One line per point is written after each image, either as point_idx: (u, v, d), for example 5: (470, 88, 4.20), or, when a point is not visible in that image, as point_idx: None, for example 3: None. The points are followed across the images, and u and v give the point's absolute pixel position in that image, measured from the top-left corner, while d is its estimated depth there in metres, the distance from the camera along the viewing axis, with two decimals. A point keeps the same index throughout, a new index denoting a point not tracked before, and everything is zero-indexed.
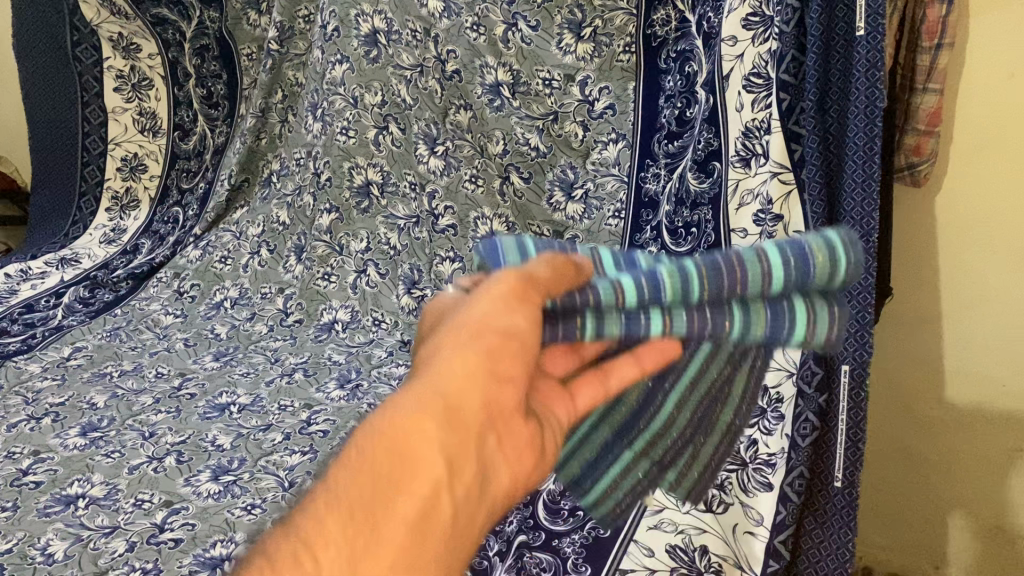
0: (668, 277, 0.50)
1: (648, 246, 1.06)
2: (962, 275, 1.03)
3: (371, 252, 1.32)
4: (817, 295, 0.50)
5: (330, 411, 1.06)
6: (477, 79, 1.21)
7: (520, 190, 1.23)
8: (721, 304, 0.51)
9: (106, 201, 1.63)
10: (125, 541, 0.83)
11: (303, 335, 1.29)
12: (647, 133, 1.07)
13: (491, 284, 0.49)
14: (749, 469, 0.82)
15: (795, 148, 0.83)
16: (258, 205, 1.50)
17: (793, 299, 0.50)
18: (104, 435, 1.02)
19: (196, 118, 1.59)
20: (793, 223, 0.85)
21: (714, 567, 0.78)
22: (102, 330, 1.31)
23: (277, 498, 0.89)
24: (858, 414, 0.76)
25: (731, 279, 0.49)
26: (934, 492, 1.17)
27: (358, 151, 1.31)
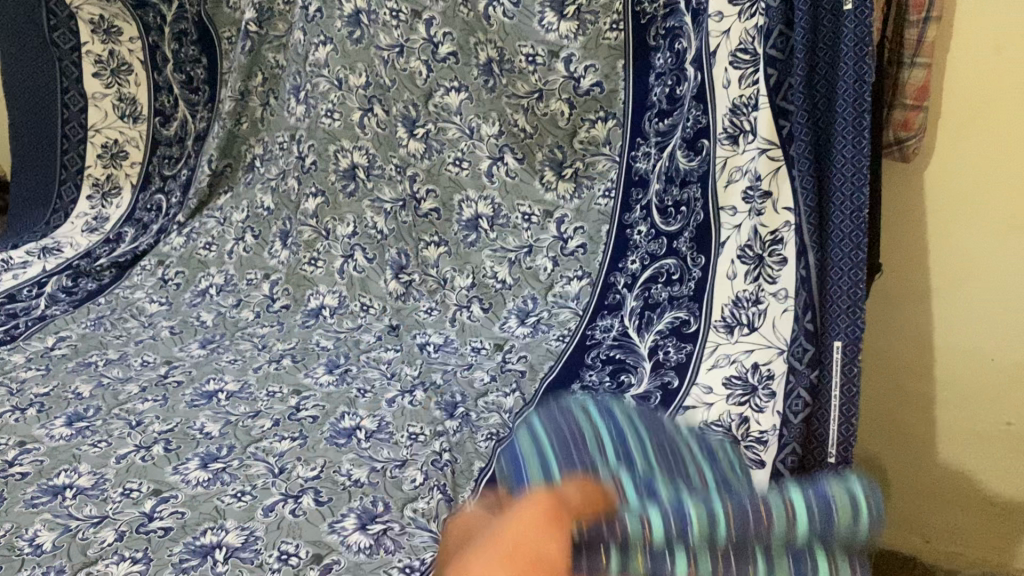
0: (695, 515, 0.52)
1: (637, 226, 1.06)
2: (950, 250, 1.03)
3: (358, 237, 1.31)
4: (840, 552, 0.53)
5: (319, 397, 1.05)
6: (473, 60, 1.17)
7: (513, 170, 1.19)
8: (748, 551, 0.52)
9: (88, 188, 1.59)
10: (113, 531, 0.82)
11: (290, 321, 1.28)
12: (639, 111, 1.05)
13: (526, 509, 0.54)
14: (742, 446, 0.82)
15: (783, 124, 0.82)
16: (241, 190, 1.49)
17: (817, 556, 0.52)
18: (90, 425, 1.00)
19: (177, 103, 1.56)
20: (781, 201, 0.83)
21: None
22: (86, 319, 1.30)
23: (267, 484, 0.88)
24: (851, 388, 0.81)
25: (760, 520, 0.52)
26: (923, 467, 1.18)
27: (344, 134, 1.31)
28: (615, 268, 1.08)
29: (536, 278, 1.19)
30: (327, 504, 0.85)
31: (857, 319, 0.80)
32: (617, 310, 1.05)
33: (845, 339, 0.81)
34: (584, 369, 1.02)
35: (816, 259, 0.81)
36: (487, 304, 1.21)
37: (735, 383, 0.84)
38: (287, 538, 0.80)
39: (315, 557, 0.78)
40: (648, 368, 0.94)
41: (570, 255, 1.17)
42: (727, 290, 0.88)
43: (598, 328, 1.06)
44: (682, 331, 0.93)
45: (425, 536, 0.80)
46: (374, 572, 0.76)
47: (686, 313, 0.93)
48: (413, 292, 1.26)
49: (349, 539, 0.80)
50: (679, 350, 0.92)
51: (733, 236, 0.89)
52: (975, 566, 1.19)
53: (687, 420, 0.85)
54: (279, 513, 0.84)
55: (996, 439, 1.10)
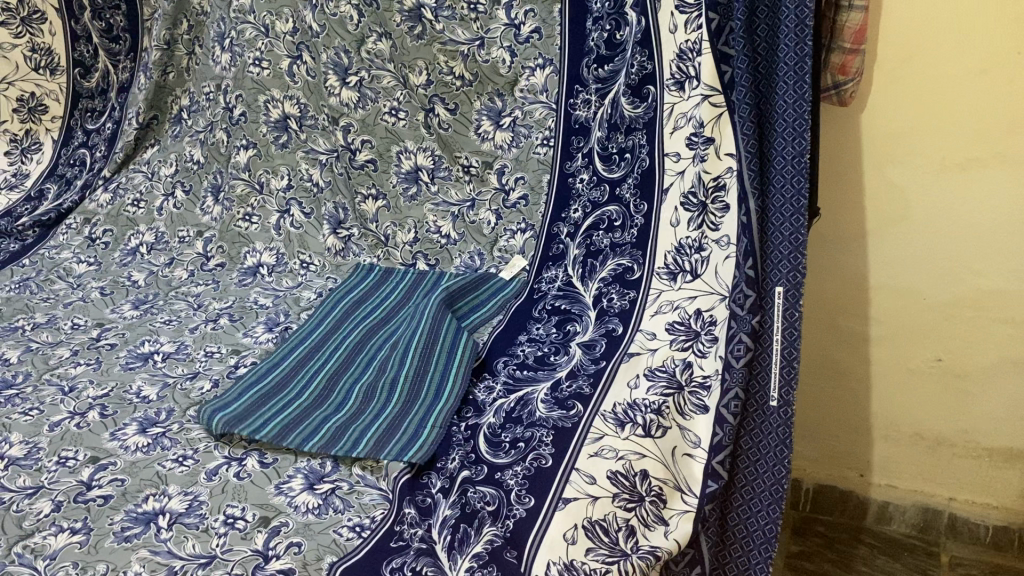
0: (407, 278, 1.18)
1: (579, 174, 1.08)
2: (886, 191, 1.04)
3: (294, 190, 1.28)
4: (397, 273, 1.20)
5: (259, 355, 1.03)
6: (395, 5, 1.15)
7: (445, 122, 1.20)
8: (423, 276, 1.18)
9: (4, 145, 1.50)
10: (50, 502, 0.79)
11: (226, 279, 1.25)
12: (576, 57, 1.06)
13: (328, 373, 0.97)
14: (685, 392, 0.82)
15: (724, 69, 0.84)
16: (169, 144, 1.43)
17: (395, 275, 1.19)
18: (19, 392, 0.97)
19: (96, 53, 1.48)
20: (724, 145, 0.85)
21: (655, 490, 0.77)
22: (10, 282, 1.24)
23: (210, 448, 0.87)
24: (792, 331, 0.79)
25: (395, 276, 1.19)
26: (858, 403, 1.21)
27: (274, 83, 1.25)
28: (557, 219, 1.10)
29: (481, 233, 1.20)
30: (272, 466, 0.84)
31: (797, 265, 0.79)
32: (560, 260, 1.07)
33: (787, 285, 0.79)
34: (530, 323, 1.02)
35: (756, 205, 0.82)
36: (433, 260, 1.22)
37: (679, 329, 0.86)
38: (233, 501, 0.79)
39: (262, 520, 0.76)
40: (594, 316, 0.97)
41: (512, 208, 1.18)
42: (670, 237, 0.91)
43: (544, 280, 1.07)
44: (626, 278, 0.96)
45: (375, 495, 0.79)
46: (323, 534, 0.74)
47: (630, 260, 0.96)
48: (352, 246, 1.25)
49: (297, 500, 0.78)
50: (623, 297, 0.95)
51: (676, 182, 0.91)
52: (907, 497, 1.24)
53: (632, 367, 0.86)
54: (223, 476, 0.82)
55: (927, 374, 1.14)
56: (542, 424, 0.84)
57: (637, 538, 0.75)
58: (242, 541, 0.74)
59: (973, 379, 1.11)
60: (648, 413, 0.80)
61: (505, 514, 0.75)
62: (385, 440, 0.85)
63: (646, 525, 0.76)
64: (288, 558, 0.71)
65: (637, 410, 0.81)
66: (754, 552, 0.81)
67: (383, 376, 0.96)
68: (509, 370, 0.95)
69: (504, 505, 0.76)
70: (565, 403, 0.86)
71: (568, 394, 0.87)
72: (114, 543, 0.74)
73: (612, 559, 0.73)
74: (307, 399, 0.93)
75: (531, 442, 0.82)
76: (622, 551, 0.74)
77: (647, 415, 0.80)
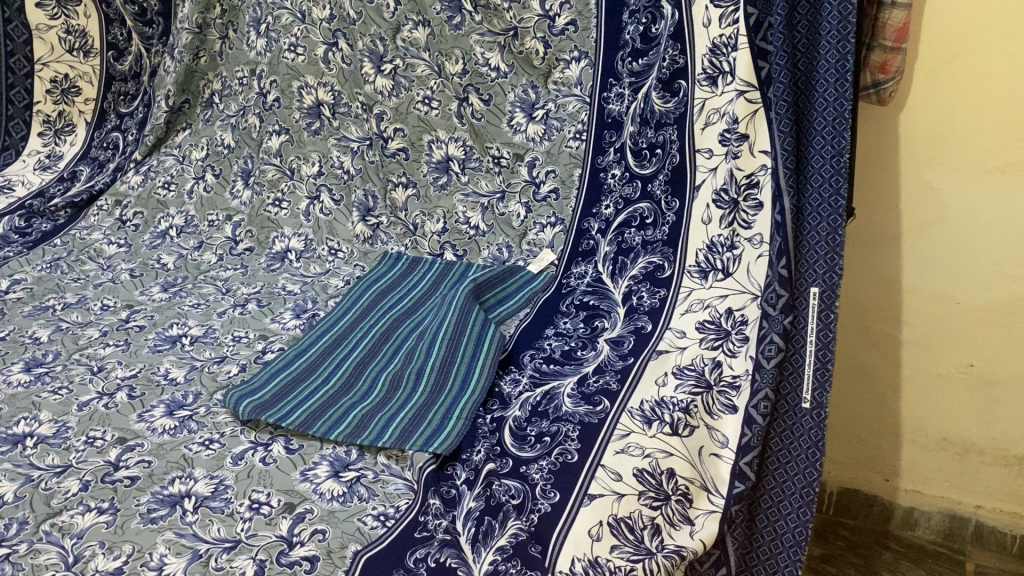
0: (436, 267, 1.18)
1: (610, 169, 1.07)
2: (922, 193, 1.03)
3: (325, 177, 1.28)
4: (423, 262, 1.20)
5: (286, 340, 1.04)
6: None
7: (478, 112, 1.19)
8: (450, 266, 1.17)
9: (38, 125, 1.54)
10: (78, 481, 0.80)
11: (254, 264, 1.25)
12: (611, 52, 1.06)
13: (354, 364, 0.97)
14: (714, 391, 0.82)
15: (761, 65, 0.83)
16: (201, 128, 1.44)
17: (422, 264, 1.19)
18: (50, 370, 0.98)
19: (130, 37, 1.50)
20: (758, 143, 0.84)
21: (681, 490, 0.77)
22: (41, 261, 1.25)
23: (235, 432, 0.87)
24: (827, 335, 0.78)
25: (421, 265, 1.19)
26: (885, 407, 1.20)
27: (308, 69, 1.25)
28: (588, 214, 1.09)
29: (510, 225, 1.19)
30: (297, 452, 0.84)
31: (833, 266, 0.78)
32: (591, 256, 1.06)
33: (822, 286, 0.78)
34: (558, 317, 1.02)
35: (791, 204, 0.80)
36: (461, 250, 1.21)
37: (709, 328, 0.85)
38: (257, 487, 0.79)
39: (286, 506, 0.76)
40: (623, 313, 0.96)
41: (542, 201, 1.17)
42: (702, 235, 0.91)
43: (573, 276, 1.07)
44: (657, 276, 0.95)
45: (399, 484, 0.79)
46: (347, 522, 0.74)
47: (661, 258, 0.95)
48: (381, 234, 1.25)
49: (322, 487, 0.78)
50: (653, 296, 0.94)
51: (709, 179, 0.90)
52: (933, 504, 1.22)
53: (659, 365, 0.85)
54: (248, 461, 0.82)
55: (958, 379, 1.12)
56: (567, 420, 0.83)
57: (662, 537, 0.74)
58: (266, 526, 0.74)
59: (1005, 386, 1.09)
60: (676, 412, 0.80)
61: (530, 508, 0.75)
62: (410, 430, 0.85)
63: (671, 524, 0.75)
64: (312, 545, 0.71)
65: (664, 408, 0.81)
66: (781, 555, 0.80)
67: (409, 366, 0.95)
68: (536, 364, 0.94)
69: (529, 498, 0.76)
70: (591, 399, 0.85)
71: (594, 390, 0.86)
72: (140, 524, 0.74)
73: (637, 557, 0.72)
74: (332, 387, 0.93)
75: (557, 437, 0.81)
76: (647, 550, 0.73)
77: (675, 414, 0.80)
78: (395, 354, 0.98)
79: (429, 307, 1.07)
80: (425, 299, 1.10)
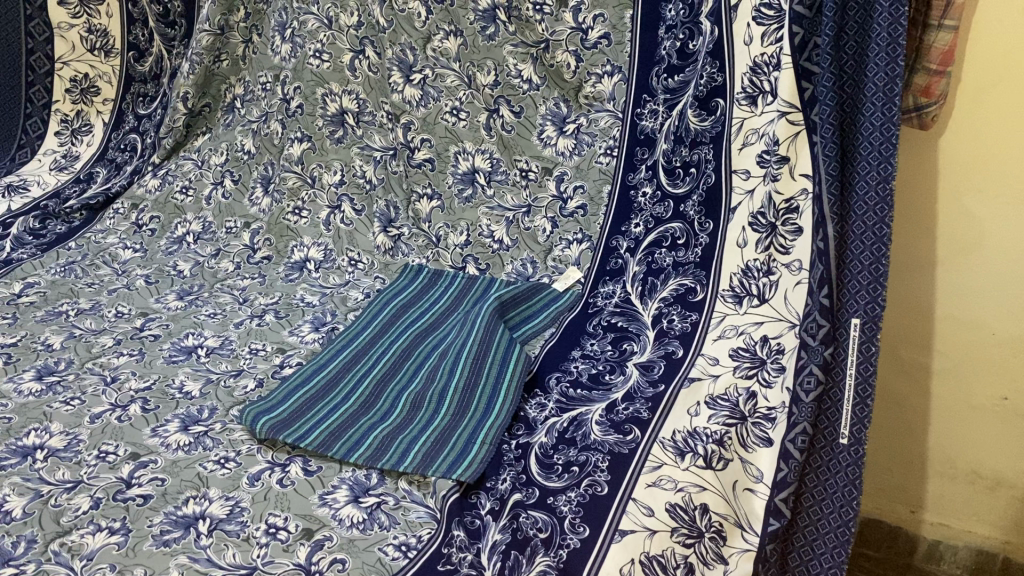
0: (460, 278, 1.16)
1: (641, 187, 1.05)
2: (959, 220, 0.99)
3: (345, 186, 1.25)
4: (447, 272, 1.18)
5: (305, 354, 1.01)
6: (469, 4, 1.14)
7: (509, 124, 1.18)
8: (475, 278, 1.15)
9: (55, 124, 1.52)
10: (89, 498, 0.77)
11: (272, 274, 1.22)
12: (646, 66, 1.04)
13: (374, 383, 0.94)
14: (748, 423, 0.79)
15: (805, 86, 0.80)
16: (221, 132, 1.41)
17: (445, 274, 1.17)
18: (61, 379, 0.95)
19: (151, 38, 1.50)
20: (799, 166, 0.81)
21: (715, 526, 0.75)
22: (55, 265, 1.22)
23: (252, 451, 0.84)
24: (867, 367, 0.74)
25: (444, 276, 1.17)
26: (914, 437, 1.16)
27: (333, 76, 1.23)
28: (617, 231, 1.06)
29: (535, 240, 1.16)
30: (316, 474, 0.81)
31: (876, 297, 0.74)
32: (619, 275, 1.03)
33: (863, 317, 0.74)
34: (584, 338, 0.99)
35: (834, 231, 0.77)
36: (483, 265, 1.18)
37: (743, 356, 0.82)
38: (275, 510, 0.76)
39: (304, 532, 0.73)
40: (652, 337, 0.93)
41: (569, 217, 1.15)
42: (737, 259, 0.88)
43: (600, 295, 1.04)
44: (688, 299, 0.92)
45: (421, 512, 0.76)
46: (367, 552, 0.71)
47: (693, 281, 0.92)
48: (401, 246, 1.23)
49: (341, 512, 0.75)
50: (684, 319, 0.91)
51: (745, 202, 0.88)
52: (959, 536, 1.18)
53: (692, 393, 0.83)
54: (265, 482, 0.79)
55: (989, 413, 1.08)
56: (597, 449, 0.80)
57: None
58: (283, 553, 0.71)
59: None
60: (709, 443, 0.78)
61: (558, 543, 0.71)
62: (433, 454, 0.82)
63: (705, 564, 0.74)
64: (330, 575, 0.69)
65: (697, 439, 0.78)
66: None
67: (432, 386, 0.92)
68: (562, 388, 0.91)
69: (557, 532, 0.72)
70: (621, 427, 0.82)
71: (624, 418, 0.83)
72: (153, 546, 0.71)
73: None
74: (352, 405, 0.90)
75: (586, 467, 0.78)
76: None
77: (709, 445, 0.78)
78: (417, 373, 0.95)
79: (453, 323, 1.04)
80: (447, 315, 1.07)
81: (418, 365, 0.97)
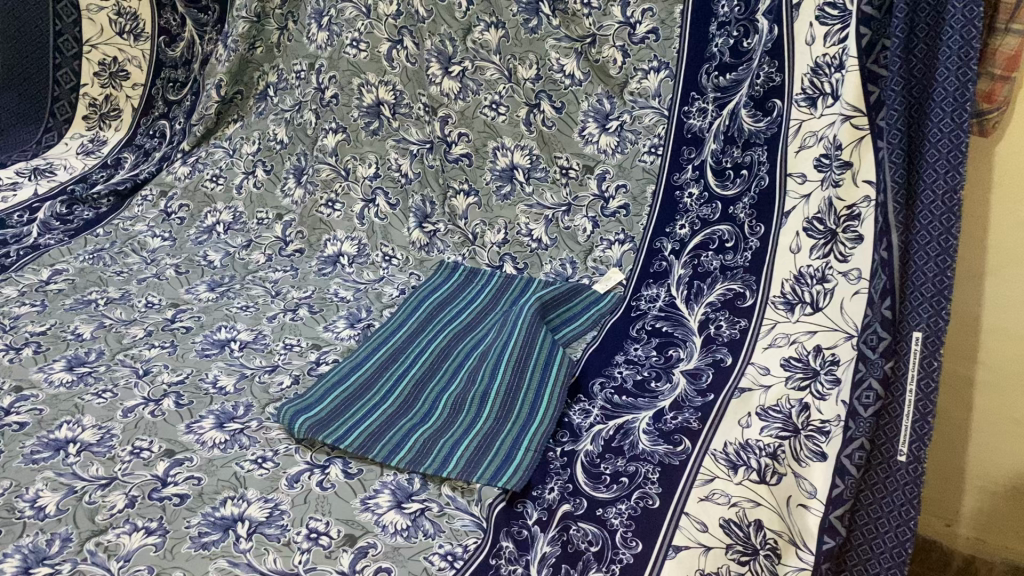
0: (497, 277, 1.13)
1: (687, 187, 1.03)
2: (1015, 229, 0.88)
3: (381, 180, 1.23)
4: (483, 270, 1.15)
5: (340, 351, 0.99)
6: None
7: (550, 120, 1.15)
8: (512, 277, 1.13)
9: (83, 108, 1.52)
10: (123, 495, 0.75)
11: (305, 267, 1.20)
12: (694, 63, 1.02)
13: (413, 383, 0.92)
14: (802, 437, 0.75)
15: (871, 89, 0.77)
16: (254, 121, 1.39)
17: (482, 271, 1.15)
18: (93, 370, 0.93)
19: (183, 22, 1.46)
20: (862, 172, 0.77)
21: (769, 544, 0.72)
22: (83, 252, 1.20)
23: (290, 451, 0.82)
24: (929, 383, 0.67)
25: (478, 274, 1.14)
26: (951, 453, 1.05)
27: (370, 67, 1.19)
28: (661, 233, 1.04)
29: (575, 240, 1.14)
30: (357, 477, 0.79)
31: (940, 309, 0.68)
32: (663, 278, 1.00)
33: (926, 329, 0.68)
34: (628, 343, 0.96)
35: (899, 240, 0.72)
36: (521, 263, 1.15)
37: (795, 365, 0.79)
38: (316, 514, 0.74)
39: (347, 538, 0.71)
40: (699, 343, 0.90)
41: (610, 216, 1.13)
42: (790, 265, 0.85)
43: (643, 298, 1.01)
44: (737, 304, 0.89)
45: (467, 520, 0.74)
46: (413, 561, 0.69)
47: (742, 286, 0.90)
48: (437, 242, 1.20)
49: (385, 518, 0.73)
50: (732, 326, 0.88)
51: (800, 206, 0.85)
52: (999, 554, 1.08)
53: (742, 405, 0.80)
54: (305, 484, 0.77)
55: None
56: (646, 459, 0.78)
57: None
58: (326, 560, 0.69)
59: None
60: (762, 457, 0.76)
61: (610, 558, 0.69)
62: (477, 459, 0.80)
63: None
64: None
65: (750, 452, 0.76)
66: None
67: (472, 388, 0.90)
68: (606, 395, 0.89)
69: (609, 547, 0.70)
70: (671, 437, 0.80)
71: (673, 427, 0.81)
72: (191, 549, 0.69)
73: None
74: (391, 406, 0.88)
75: (635, 479, 0.76)
76: None
77: (762, 459, 0.75)
78: (457, 373, 0.93)
79: (492, 321, 1.02)
80: (487, 312, 1.05)
81: (457, 364, 0.95)
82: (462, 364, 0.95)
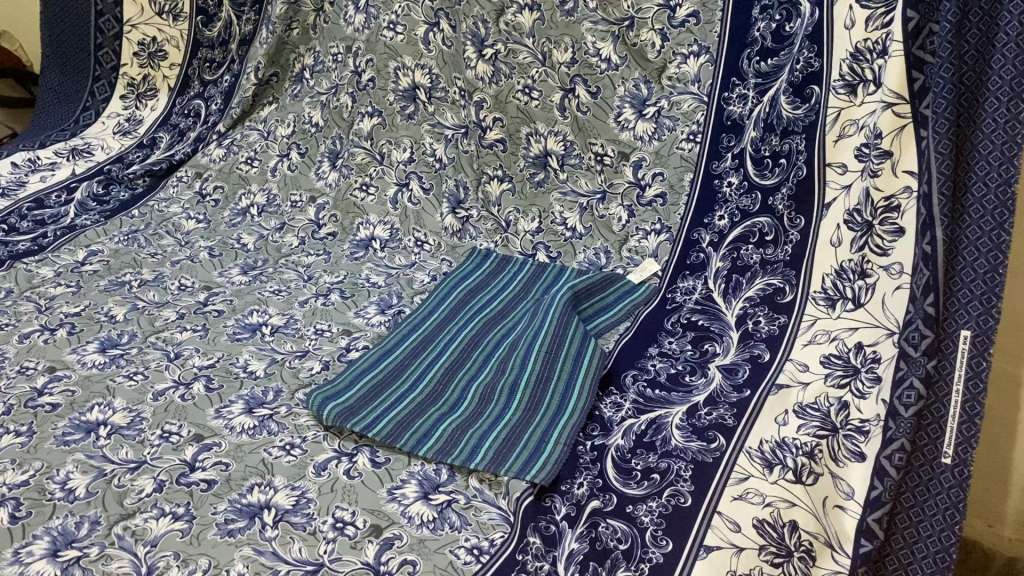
0: (529, 266, 1.12)
1: (727, 176, 1.00)
2: None
3: (415, 164, 1.22)
4: (515, 257, 1.14)
5: (371, 337, 0.98)
6: None
7: (585, 105, 1.13)
8: (544, 266, 1.11)
9: (121, 88, 1.53)
10: (152, 480, 0.75)
11: (337, 251, 1.20)
12: (736, 48, 1.00)
13: (442, 373, 0.90)
14: (840, 436, 0.72)
15: (915, 76, 0.73)
16: (288, 103, 1.38)
17: (514, 260, 1.14)
18: (125, 353, 0.93)
19: (221, 3, 1.44)
20: (902, 162, 0.75)
21: (804, 546, 0.68)
22: (118, 233, 1.21)
23: (318, 438, 0.81)
24: (977, 384, 0.65)
25: (509, 262, 1.13)
26: (995, 452, 0.96)
27: (407, 50, 1.20)
28: (699, 224, 1.02)
29: (610, 229, 1.12)
30: (384, 466, 0.78)
31: (989, 308, 0.65)
32: (700, 270, 0.98)
33: (974, 329, 0.65)
34: (662, 335, 0.94)
35: (943, 234, 0.69)
36: (555, 253, 1.14)
37: (835, 363, 0.77)
38: (341, 503, 0.73)
39: (373, 528, 0.70)
40: (736, 338, 0.88)
41: (647, 206, 1.10)
42: (830, 259, 0.83)
43: (679, 290, 0.99)
44: (776, 300, 0.87)
45: (494, 513, 0.72)
46: (439, 554, 0.68)
47: (781, 281, 0.88)
48: (469, 228, 1.19)
49: (411, 509, 0.72)
50: (771, 322, 0.86)
51: (841, 197, 0.83)
52: None
53: (780, 401, 0.78)
54: (332, 473, 0.77)
55: None
56: (679, 456, 0.76)
57: None
58: (351, 550, 0.68)
59: None
60: (799, 455, 0.73)
61: (638, 556, 0.68)
62: (505, 452, 0.78)
63: None
64: None
65: (786, 450, 0.74)
66: None
67: (502, 379, 0.89)
68: (639, 388, 0.87)
69: (638, 545, 0.69)
70: (704, 434, 0.78)
71: (707, 423, 0.79)
72: (217, 536, 0.69)
73: None
74: (419, 395, 0.87)
75: (667, 476, 0.75)
76: None
77: (798, 458, 0.73)
78: (486, 363, 0.92)
79: (523, 310, 1.01)
80: (519, 299, 1.04)
81: (486, 353, 0.94)
82: (492, 354, 0.93)
